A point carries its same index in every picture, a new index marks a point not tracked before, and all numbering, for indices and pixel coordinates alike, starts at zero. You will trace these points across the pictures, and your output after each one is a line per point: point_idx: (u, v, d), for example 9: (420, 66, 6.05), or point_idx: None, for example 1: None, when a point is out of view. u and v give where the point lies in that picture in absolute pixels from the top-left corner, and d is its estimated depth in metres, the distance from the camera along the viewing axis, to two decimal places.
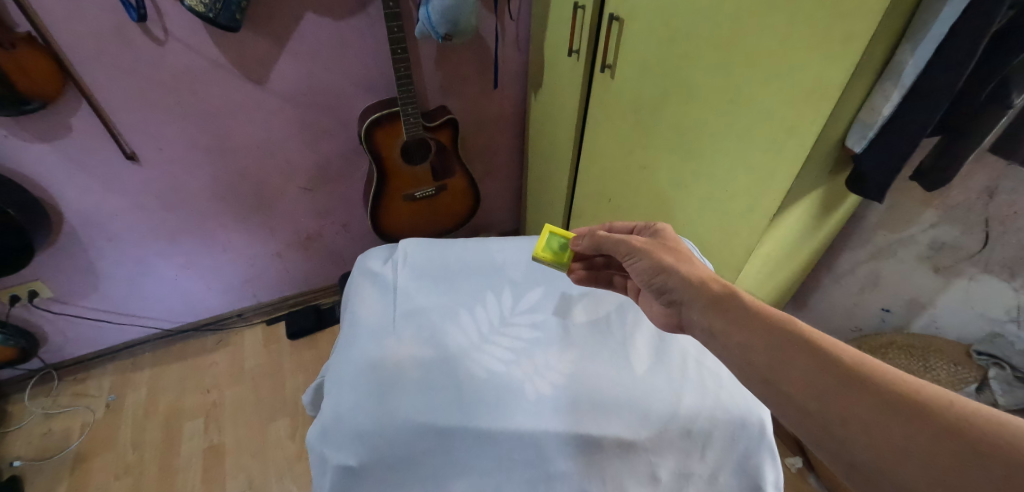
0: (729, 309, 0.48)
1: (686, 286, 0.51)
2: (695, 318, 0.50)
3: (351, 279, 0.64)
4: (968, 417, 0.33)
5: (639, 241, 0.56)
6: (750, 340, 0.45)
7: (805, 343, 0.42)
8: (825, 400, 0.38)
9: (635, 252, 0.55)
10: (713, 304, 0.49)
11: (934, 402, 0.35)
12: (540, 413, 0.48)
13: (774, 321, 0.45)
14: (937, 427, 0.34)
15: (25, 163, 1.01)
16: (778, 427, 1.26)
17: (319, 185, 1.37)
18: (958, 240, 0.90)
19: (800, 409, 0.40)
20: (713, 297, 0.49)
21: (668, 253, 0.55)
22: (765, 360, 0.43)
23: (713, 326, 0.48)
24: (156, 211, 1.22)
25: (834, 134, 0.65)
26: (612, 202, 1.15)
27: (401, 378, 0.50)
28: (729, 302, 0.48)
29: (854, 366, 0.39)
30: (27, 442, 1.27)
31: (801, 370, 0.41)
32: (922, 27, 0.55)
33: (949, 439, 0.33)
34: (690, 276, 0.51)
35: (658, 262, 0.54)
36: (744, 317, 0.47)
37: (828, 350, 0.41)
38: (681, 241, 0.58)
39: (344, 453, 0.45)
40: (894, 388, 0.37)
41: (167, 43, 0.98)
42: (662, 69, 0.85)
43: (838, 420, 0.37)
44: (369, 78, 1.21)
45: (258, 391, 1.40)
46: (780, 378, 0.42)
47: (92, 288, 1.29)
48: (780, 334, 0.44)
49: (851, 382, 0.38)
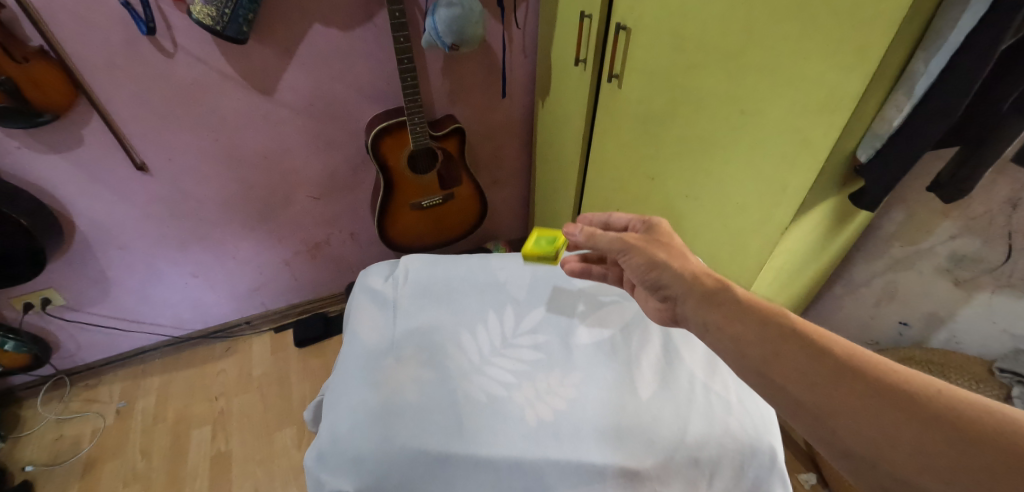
0: (724, 303, 0.47)
1: (681, 281, 0.50)
2: (688, 311, 0.49)
3: (349, 297, 0.63)
4: (956, 407, 0.34)
5: (632, 238, 0.55)
6: (744, 332, 0.44)
7: (799, 337, 0.41)
8: (818, 391, 0.38)
9: (627, 248, 0.55)
10: (706, 298, 0.48)
11: (922, 389, 0.35)
12: (540, 440, 0.47)
13: (767, 314, 0.44)
14: (927, 415, 0.34)
15: (38, 173, 1.03)
16: (791, 442, 1.23)
17: (327, 194, 1.38)
18: (979, 252, 0.87)
19: (794, 402, 0.39)
20: (709, 296, 0.48)
21: (661, 249, 0.54)
22: (759, 353, 0.42)
23: (708, 319, 0.47)
24: (166, 220, 1.23)
25: (846, 146, 0.64)
26: (620, 212, 1.13)
27: (399, 401, 0.49)
28: (723, 296, 0.47)
29: (846, 357, 0.39)
30: (39, 447, 1.29)
31: (794, 361, 0.40)
32: (938, 36, 0.53)
33: (937, 426, 0.33)
34: (682, 272, 0.51)
35: (651, 258, 0.53)
36: (738, 311, 0.46)
37: (820, 341, 0.40)
38: (677, 237, 0.57)
39: (340, 478, 0.44)
40: (886, 379, 0.36)
41: (177, 55, 0.99)
42: (670, 80, 0.84)
43: (830, 410, 0.37)
44: (377, 88, 1.21)
45: (265, 399, 1.40)
46: (774, 370, 0.41)
47: (102, 295, 1.30)
48: (773, 328, 0.43)
49: (844, 372, 0.38)
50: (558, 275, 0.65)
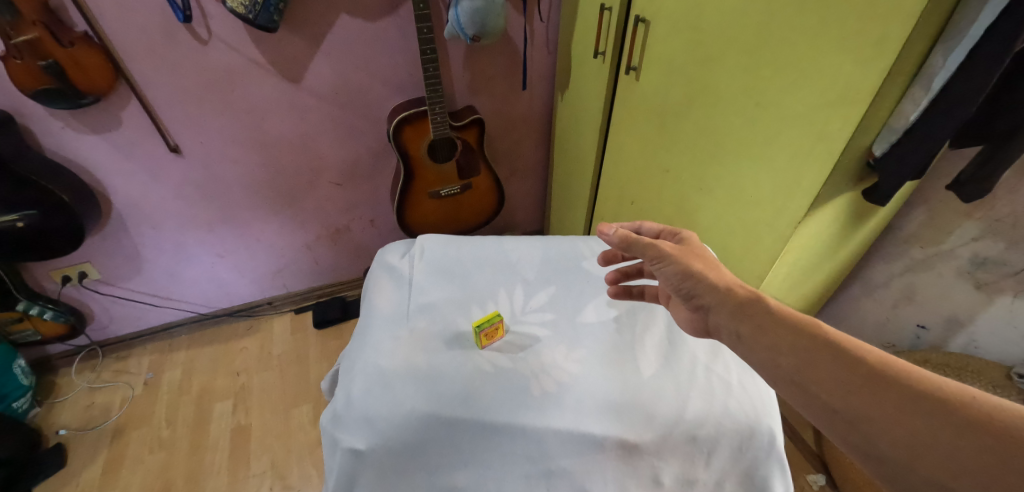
0: (754, 314, 0.46)
1: (714, 291, 0.49)
2: (721, 322, 0.48)
3: (368, 272, 0.66)
4: (993, 413, 0.33)
5: (667, 246, 0.53)
6: (776, 342, 0.43)
7: (831, 348, 0.41)
8: (851, 399, 0.37)
9: (663, 257, 0.52)
10: (739, 311, 0.47)
11: (958, 396, 0.35)
12: (543, 409, 0.48)
13: (798, 323, 0.44)
14: (961, 419, 0.33)
15: (79, 152, 1.09)
16: (801, 443, 1.23)
17: (349, 180, 1.41)
18: (1002, 255, 0.85)
19: (826, 408, 0.38)
20: (738, 308, 0.47)
21: (696, 259, 0.52)
22: (792, 363, 0.41)
23: (742, 331, 0.46)
24: (195, 201, 1.28)
25: (862, 142, 0.64)
26: (635, 205, 1.14)
27: (411, 368, 0.51)
28: (755, 308, 0.46)
29: (876, 364, 0.38)
30: (73, 412, 1.36)
31: (826, 369, 0.39)
32: (957, 32, 0.53)
33: (973, 434, 0.32)
34: (717, 283, 0.49)
35: (686, 268, 0.51)
36: (771, 322, 0.45)
37: (852, 350, 0.40)
38: (709, 249, 0.56)
39: (353, 437, 0.47)
40: (919, 386, 0.36)
41: (210, 42, 1.03)
42: (688, 73, 0.85)
43: (863, 417, 0.36)
44: (399, 78, 1.24)
45: (284, 377, 1.46)
46: (806, 377, 0.40)
47: (135, 271, 1.37)
48: (804, 337, 0.42)
49: (877, 381, 0.37)
50: (569, 258, 0.67)
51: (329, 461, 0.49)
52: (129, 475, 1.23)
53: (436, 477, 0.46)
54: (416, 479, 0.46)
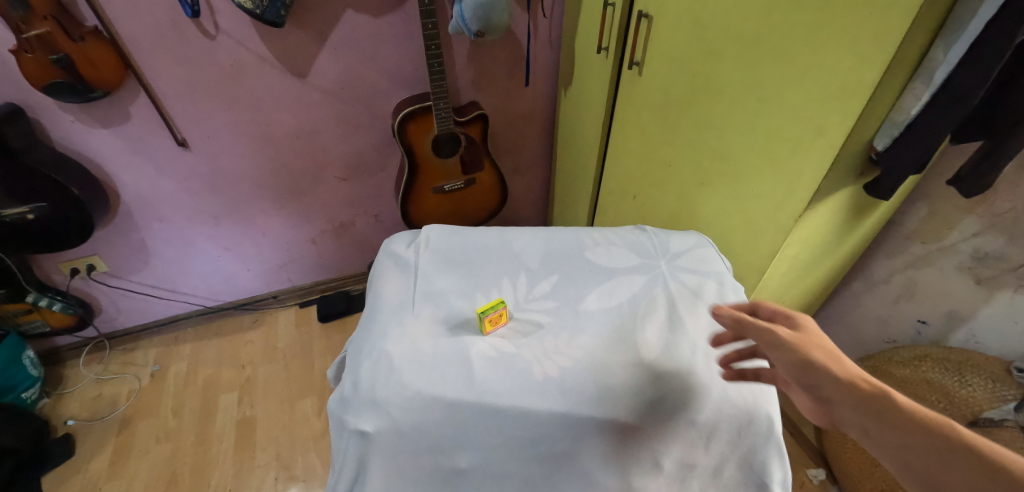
0: (885, 415, 0.38)
1: (835, 384, 0.41)
2: (846, 421, 0.40)
3: (375, 261, 0.67)
4: None
5: (780, 332, 0.46)
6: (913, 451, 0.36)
7: (967, 454, 0.34)
8: None
9: (774, 344, 0.45)
10: (867, 408, 0.39)
11: None
12: (546, 393, 0.49)
13: (940, 430, 0.36)
14: None
15: (88, 145, 1.10)
16: (801, 437, 1.24)
17: (354, 175, 1.43)
18: (1003, 251, 0.85)
19: None
20: (867, 407, 0.39)
21: (816, 347, 0.44)
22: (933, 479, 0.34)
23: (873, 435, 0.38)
24: (202, 195, 1.30)
25: (864, 134, 0.65)
26: (638, 199, 1.15)
27: (417, 353, 0.52)
28: (885, 406, 0.38)
29: None
30: (81, 403, 1.38)
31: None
32: (957, 26, 0.53)
33: None
34: (842, 377, 0.41)
35: (803, 357, 0.44)
36: (907, 426, 0.37)
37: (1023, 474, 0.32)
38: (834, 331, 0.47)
39: (361, 419, 0.48)
40: None
41: (218, 37, 1.04)
42: (691, 68, 0.85)
43: None
44: (404, 73, 1.25)
45: (289, 369, 1.47)
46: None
47: (142, 264, 1.38)
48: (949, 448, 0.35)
49: None
50: (572, 248, 0.68)
51: (338, 443, 0.51)
52: (136, 464, 1.25)
53: (442, 458, 0.48)
54: (423, 460, 0.47)
